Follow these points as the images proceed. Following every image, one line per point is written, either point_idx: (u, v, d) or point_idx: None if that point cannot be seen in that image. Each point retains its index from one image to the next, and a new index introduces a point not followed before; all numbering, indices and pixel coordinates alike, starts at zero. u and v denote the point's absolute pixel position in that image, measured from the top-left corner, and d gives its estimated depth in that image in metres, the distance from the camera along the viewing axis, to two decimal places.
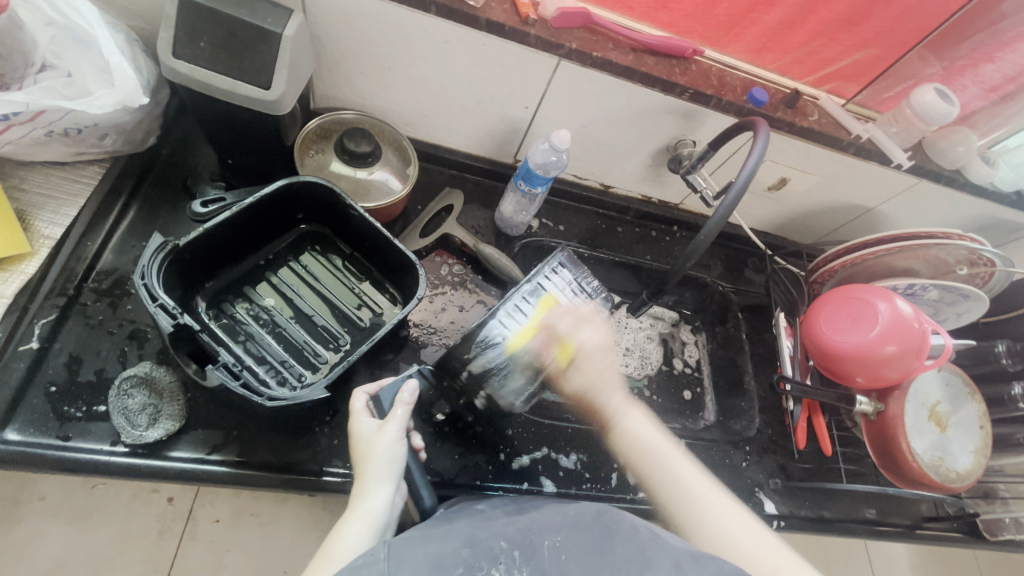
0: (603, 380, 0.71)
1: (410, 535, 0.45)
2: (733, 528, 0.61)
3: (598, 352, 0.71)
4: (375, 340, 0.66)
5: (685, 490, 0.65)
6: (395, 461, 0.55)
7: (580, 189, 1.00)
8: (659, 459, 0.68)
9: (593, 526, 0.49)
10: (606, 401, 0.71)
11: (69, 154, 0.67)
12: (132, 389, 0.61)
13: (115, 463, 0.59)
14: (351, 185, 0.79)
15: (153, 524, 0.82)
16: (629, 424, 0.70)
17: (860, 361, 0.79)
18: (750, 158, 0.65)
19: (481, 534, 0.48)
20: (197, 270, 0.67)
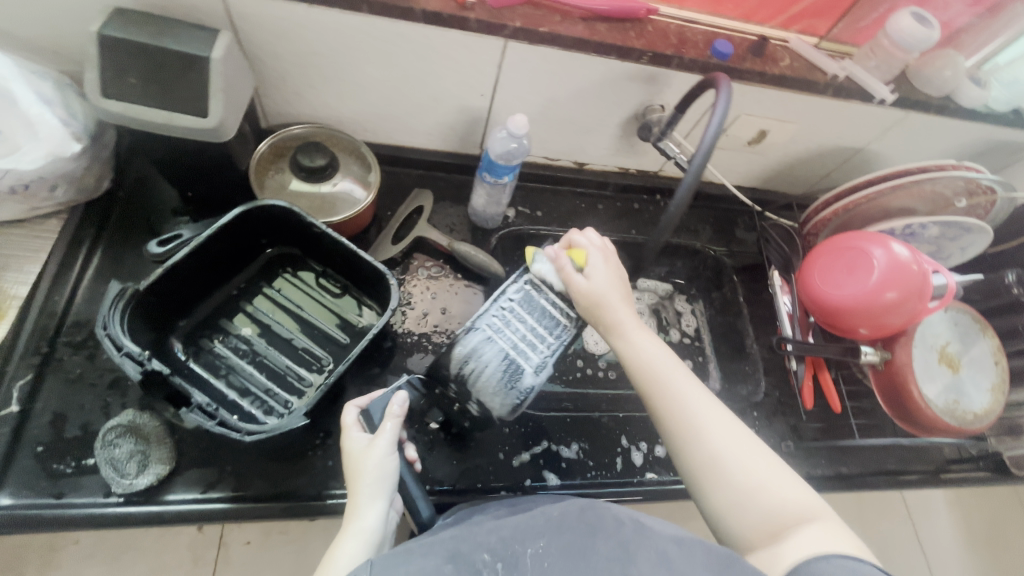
0: (613, 292, 0.64)
1: (393, 554, 0.43)
2: (733, 448, 0.54)
3: (614, 264, 0.66)
4: (352, 359, 0.65)
5: (688, 421, 0.56)
6: (387, 477, 0.52)
7: (554, 170, 0.96)
8: (653, 359, 0.60)
9: (579, 526, 0.49)
10: (612, 314, 0.63)
11: (24, 210, 0.66)
12: (117, 439, 0.61)
13: (110, 515, 0.59)
14: (314, 203, 0.77)
15: (187, 553, 0.84)
16: (634, 338, 0.61)
17: (863, 312, 0.75)
18: (715, 117, 0.60)
19: (463, 547, 0.46)
20: (166, 311, 0.66)
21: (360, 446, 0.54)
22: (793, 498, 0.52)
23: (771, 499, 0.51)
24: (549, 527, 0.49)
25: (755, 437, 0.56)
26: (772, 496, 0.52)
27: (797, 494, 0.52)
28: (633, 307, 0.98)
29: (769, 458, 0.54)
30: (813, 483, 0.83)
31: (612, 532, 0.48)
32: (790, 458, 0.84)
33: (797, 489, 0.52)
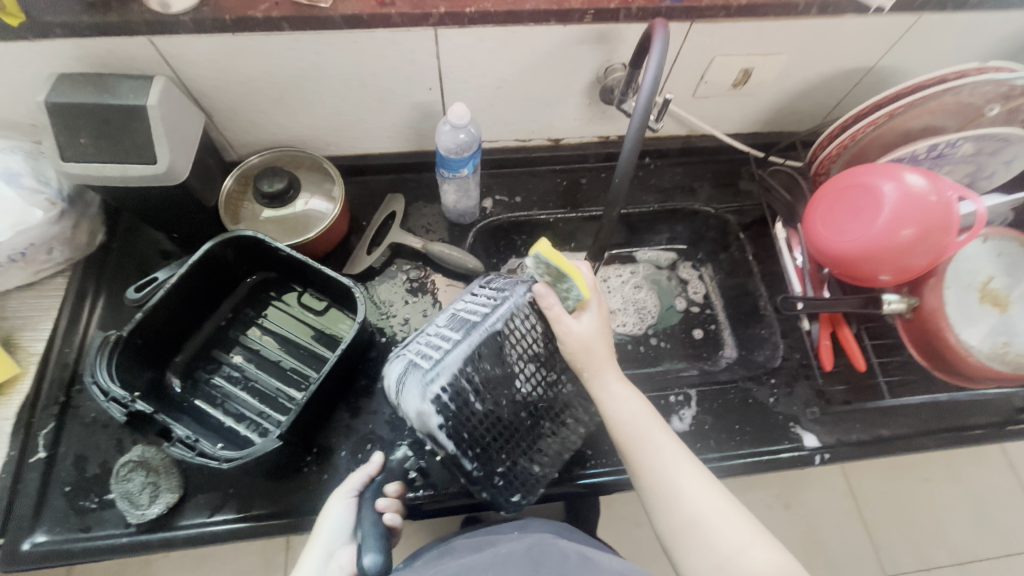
0: (601, 347, 0.61)
1: None
2: (712, 512, 0.54)
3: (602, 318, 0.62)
4: (324, 376, 0.65)
5: (664, 477, 0.57)
6: (329, 526, 0.58)
7: (527, 151, 0.92)
8: (643, 428, 0.59)
9: (523, 563, 0.48)
10: (599, 363, 0.61)
11: (30, 275, 0.73)
12: (130, 473, 0.66)
13: (132, 543, 0.64)
14: (285, 225, 0.78)
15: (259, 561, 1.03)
16: (618, 405, 0.60)
17: (874, 258, 0.66)
18: (648, 72, 0.54)
19: None
20: (158, 351, 0.70)
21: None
22: (767, 564, 0.52)
23: (745, 564, 0.52)
24: (493, 566, 0.48)
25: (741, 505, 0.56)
26: (745, 559, 0.52)
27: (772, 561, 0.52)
28: (628, 284, 0.95)
29: (742, 526, 0.54)
30: (845, 451, 0.75)
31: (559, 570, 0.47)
32: (817, 425, 0.76)
33: (774, 553, 0.53)
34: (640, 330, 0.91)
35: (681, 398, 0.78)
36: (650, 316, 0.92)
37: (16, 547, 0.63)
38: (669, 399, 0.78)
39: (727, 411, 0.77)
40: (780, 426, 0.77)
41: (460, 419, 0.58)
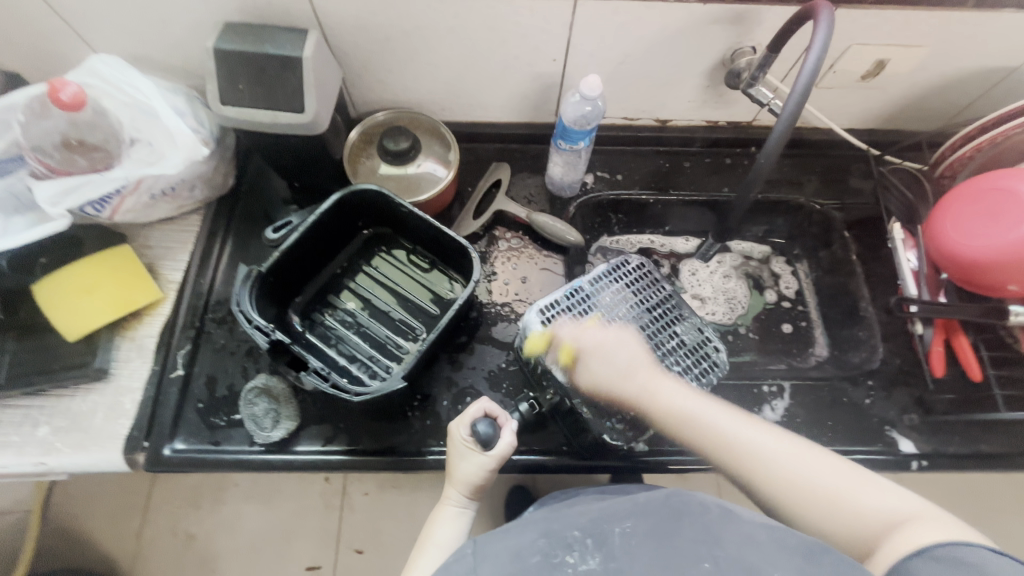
0: (619, 369, 0.61)
1: (496, 534, 0.52)
2: (803, 466, 0.51)
3: (610, 340, 0.62)
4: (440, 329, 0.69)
5: (742, 450, 0.53)
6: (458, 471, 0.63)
7: (633, 130, 0.92)
8: (707, 415, 0.56)
9: (661, 510, 0.49)
10: (625, 388, 0.60)
11: (173, 209, 0.79)
12: (255, 399, 0.72)
13: (255, 460, 0.70)
14: (401, 183, 0.82)
15: (320, 500, 1.12)
16: (668, 399, 0.58)
17: (1008, 266, 0.64)
18: (805, 67, 0.54)
19: (556, 526, 0.50)
20: (284, 290, 0.76)
21: (462, 456, 0.62)
22: (883, 501, 0.48)
23: (860, 503, 0.48)
24: (634, 512, 0.50)
25: (823, 446, 0.54)
26: (857, 503, 0.48)
27: (886, 494, 0.49)
28: (718, 272, 0.94)
29: (837, 468, 0.51)
30: (943, 461, 0.73)
31: (697, 517, 0.47)
32: (914, 432, 0.75)
33: (880, 490, 0.49)
34: (729, 320, 0.91)
35: (774, 389, 0.79)
36: (739, 307, 0.91)
37: (157, 451, 0.70)
38: (762, 388, 0.79)
39: (818, 408, 0.77)
40: (874, 428, 0.76)
41: None
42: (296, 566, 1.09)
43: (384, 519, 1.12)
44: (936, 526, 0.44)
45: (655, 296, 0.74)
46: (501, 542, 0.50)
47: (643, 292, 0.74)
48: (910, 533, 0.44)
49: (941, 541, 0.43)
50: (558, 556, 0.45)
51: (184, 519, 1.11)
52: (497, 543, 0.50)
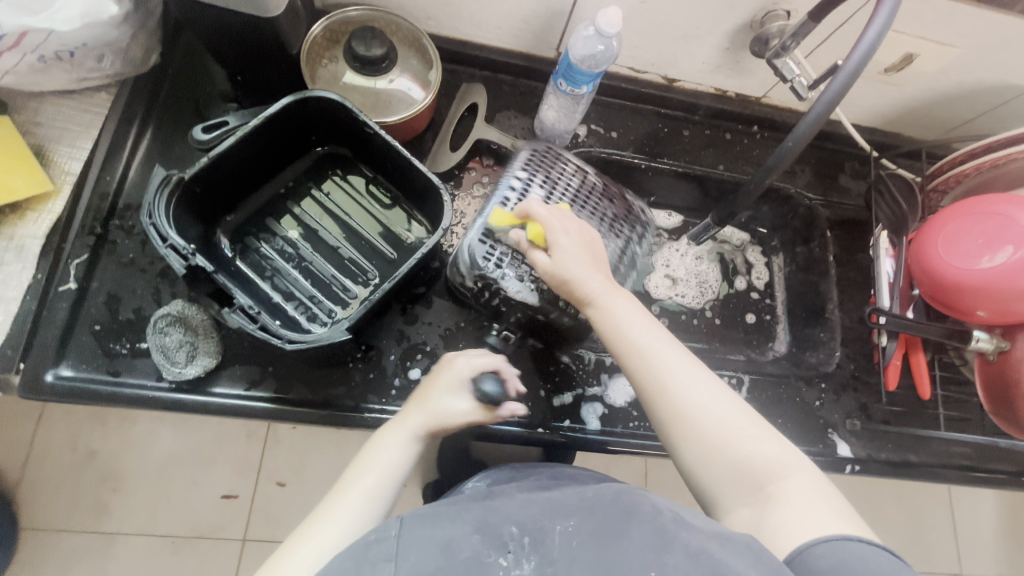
0: (579, 266, 0.56)
1: (424, 513, 0.47)
2: (709, 401, 0.50)
3: (581, 240, 0.58)
4: (397, 279, 0.60)
5: (665, 384, 0.51)
6: (430, 410, 0.57)
7: (638, 85, 0.83)
8: (631, 323, 0.54)
9: (611, 510, 0.45)
10: (582, 286, 0.55)
11: (73, 81, 0.63)
12: (167, 327, 0.61)
13: (161, 398, 0.60)
14: (368, 98, 0.70)
15: (240, 430, 1.03)
16: (610, 306, 0.55)
17: (987, 292, 0.63)
18: (862, 44, 0.50)
19: (492, 518, 0.46)
20: (212, 204, 0.64)
21: (444, 390, 0.58)
22: (768, 457, 0.48)
23: (743, 454, 0.48)
24: (581, 506, 0.46)
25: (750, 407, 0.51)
26: (738, 450, 0.48)
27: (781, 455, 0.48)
28: (692, 251, 0.90)
29: (740, 411, 0.50)
30: (874, 467, 0.76)
31: (648, 520, 0.44)
32: (853, 437, 0.77)
33: (779, 448, 0.49)
34: (698, 304, 0.88)
35: (733, 380, 0.78)
36: (709, 291, 0.89)
37: (37, 376, 0.58)
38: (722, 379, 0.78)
39: (772, 403, 0.77)
40: (818, 429, 0.77)
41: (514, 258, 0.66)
42: (207, 494, 1.01)
43: (308, 455, 1.04)
44: (806, 495, 0.46)
45: (570, 182, 0.73)
46: (430, 526, 0.45)
47: (554, 181, 0.72)
48: (791, 499, 0.45)
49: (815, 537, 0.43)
50: (491, 557, 0.43)
51: (83, 434, 0.99)
52: (426, 526, 0.45)
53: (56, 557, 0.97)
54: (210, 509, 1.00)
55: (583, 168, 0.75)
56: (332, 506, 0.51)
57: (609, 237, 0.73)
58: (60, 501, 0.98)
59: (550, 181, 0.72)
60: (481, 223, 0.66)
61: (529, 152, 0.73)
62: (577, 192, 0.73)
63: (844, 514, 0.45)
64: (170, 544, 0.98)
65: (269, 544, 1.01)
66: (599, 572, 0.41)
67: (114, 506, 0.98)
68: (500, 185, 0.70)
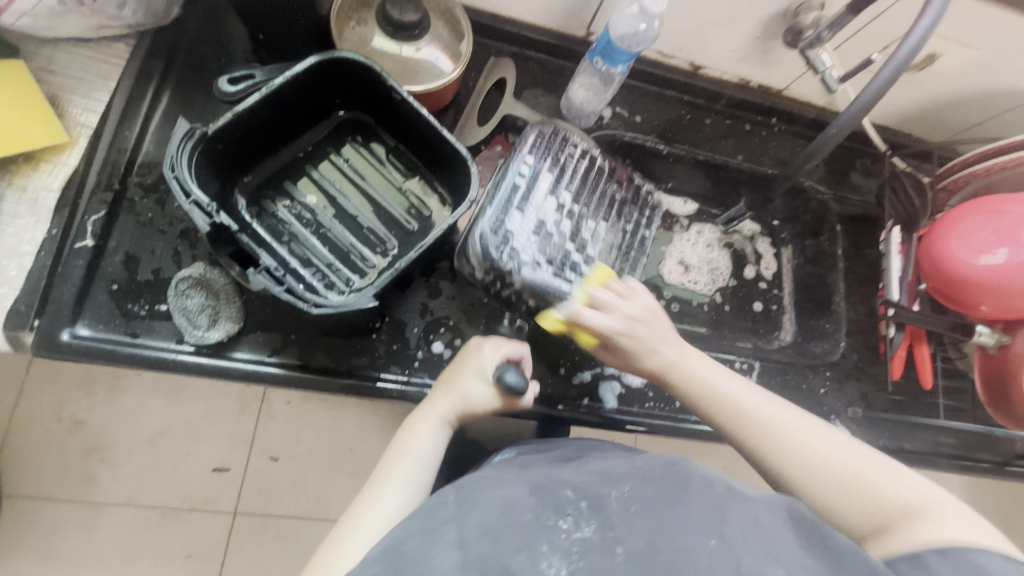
0: (656, 332, 0.59)
1: (481, 476, 0.51)
2: (816, 441, 0.52)
3: (646, 312, 0.59)
4: (422, 248, 0.58)
5: (766, 425, 0.54)
6: (456, 400, 0.58)
7: (664, 70, 0.83)
8: (709, 379, 0.58)
9: (664, 477, 0.49)
10: (659, 357, 0.59)
11: (91, 28, 0.60)
12: (189, 291, 0.60)
13: (182, 361, 0.59)
14: (396, 65, 0.69)
15: (235, 403, 1.01)
16: (689, 369, 0.58)
17: (995, 289, 0.66)
18: (914, 35, 0.51)
19: (549, 482, 0.49)
20: (231, 162, 0.62)
21: (468, 374, 0.59)
22: (900, 492, 0.47)
23: (881, 492, 0.48)
24: (632, 475, 0.50)
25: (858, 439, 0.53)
26: (878, 488, 0.48)
27: (914, 485, 0.48)
28: (704, 238, 0.91)
29: (860, 449, 0.51)
30: None
31: (699, 488, 0.47)
32: (854, 424, 0.80)
33: (910, 481, 0.48)
34: (708, 291, 0.89)
35: (745, 365, 0.80)
36: (720, 278, 0.91)
37: (53, 334, 0.56)
38: (734, 364, 0.80)
39: (779, 389, 0.79)
40: (821, 416, 0.79)
41: (530, 241, 0.64)
42: (202, 467, 0.99)
43: (305, 431, 1.03)
44: (950, 520, 0.44)
45: (577, 167, 0.70)
46: (490, 490, 0.48)
47: (560, 164, 0.69)
48: (932, 524, 0.44)
49: (960, 540, 0.42)
50: (551, 519, 0.44)
51: (72, 403, 0.96)
52: (487, 490, 0.48)
53: (42, 527, 0.94)
54: (204, 483, 0.99)
55: (590, 148, 0.72)
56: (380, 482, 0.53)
57: (615, 223, 0.73)
58: (49, 471, 0.95)
59: (557, 164, 0.69)
60: (493, 212, 0.63)
61: (536, 133, 0.68)
62: (581, 175, 0.71)
63: (982, 528, 0.43)
64: (158, 517, 0.97)
65: (263, 518, 1.00)
66: (658, 534, 0.43)
67: (102, 477, 0.96)
68: (509, 170, 0.65)
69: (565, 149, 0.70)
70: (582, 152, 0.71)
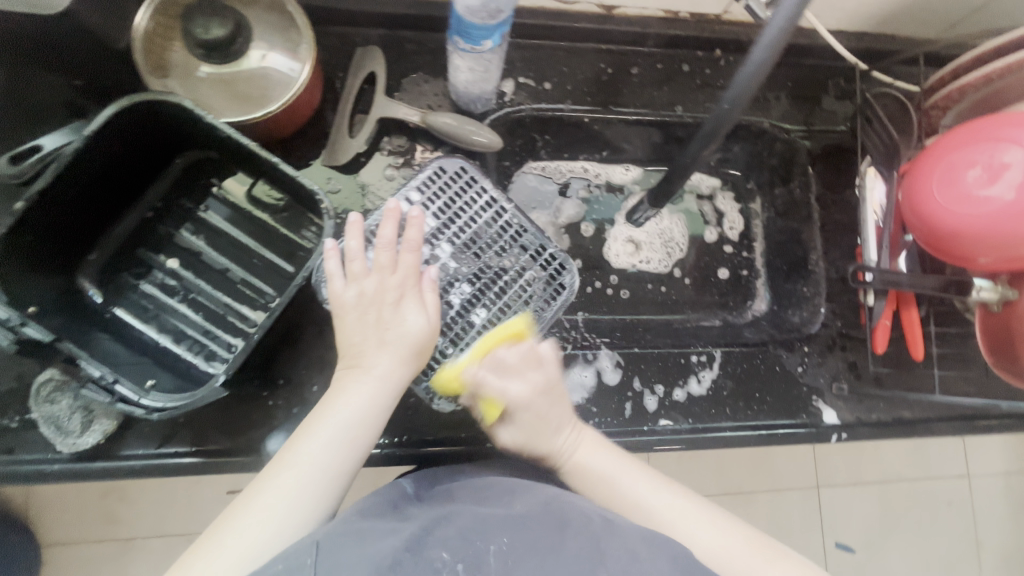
0: (549, 426, 0.52)
1: (345, 528, 0.38)
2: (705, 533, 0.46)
3: (532, 367, 0.51)
4: (275, 312, 0.51)
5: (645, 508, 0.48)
6: (333, 415, 0.44)
7: (569, 19, 0.69)
8: (606, 468, 0.51)
9: (547, 519, 0.42)
10: (551, 445, 0.52)
11: None
12: (54, 395, 0.55)
13: (62, 471, 0.55)
14: (234, 92, 0.58)
15: None
16: (582, 456, 0.52)
17: (993, 239, 0.53)
18: None
19: (425, 538, 0.39)
20: (62, 248, 0.55)
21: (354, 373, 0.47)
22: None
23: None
24: (509, 520, 0.42)
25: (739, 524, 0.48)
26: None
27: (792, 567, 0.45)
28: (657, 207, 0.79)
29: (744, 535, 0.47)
30: (863, 431, 0.69)
31: (581, 529, 0.41)
32: (840, 401, 0.70)
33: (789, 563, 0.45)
34: (665, 268, 0.78)
35: (703, 358, 0.70)
36: (677, 251, 0.78)
37: None
38: (690, 358, 0.70)
39: (749, 376, 0.70)
40: (801, 398, 0.70)
41: None
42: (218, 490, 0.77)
43: None
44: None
45: (475, 219, 0.61)
46: (353, 545, 0.37)
47: (456, 212, 0.61)
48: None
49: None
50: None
51: None
52: (348, 548, 0.36)
53: None
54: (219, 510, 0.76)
55: (498, 202, 0.61)
56: (325, 422, 0.44)
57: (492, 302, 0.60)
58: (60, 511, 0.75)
59: (446, 212, 0.60)
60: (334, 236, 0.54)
61: (436, 168, 0.61)
62: (475, 234, 0.61)
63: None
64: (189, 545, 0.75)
65: None
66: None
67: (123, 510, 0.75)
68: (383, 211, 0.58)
69: (474, 200, 0.61)
70: (491, 207, 0.61)
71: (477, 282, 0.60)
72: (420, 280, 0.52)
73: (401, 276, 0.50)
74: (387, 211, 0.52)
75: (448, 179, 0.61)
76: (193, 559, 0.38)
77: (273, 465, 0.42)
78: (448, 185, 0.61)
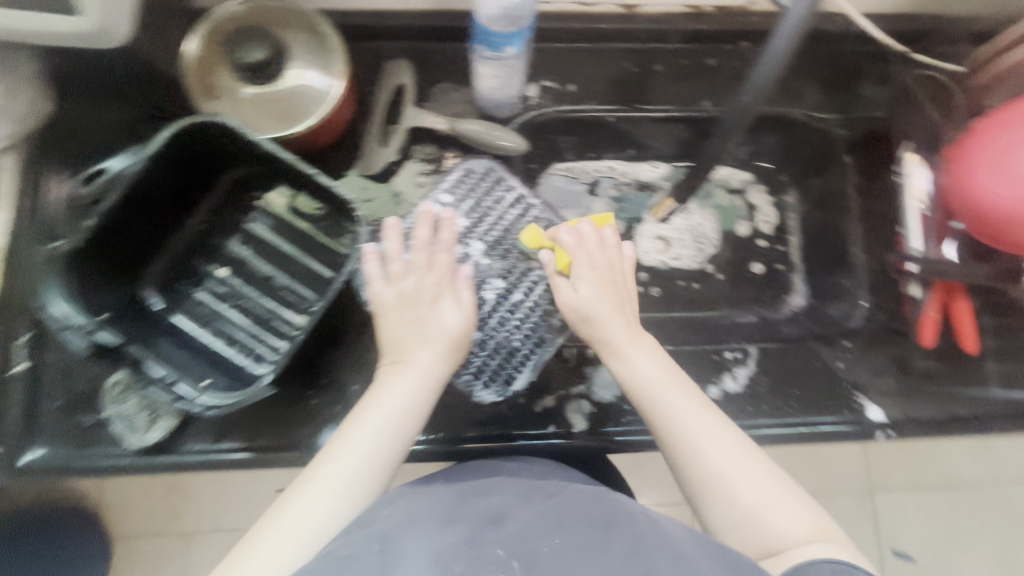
0: (602, 304, 0.53)
1: (399, 519, 0.40)
2: (731, 466, 0.45)
3: (595, 240, 0.56)
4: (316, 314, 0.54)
5: (683, 436, 0.47)
6: (377, 408, 0.47)
7: (591, 20, 0.70)
8: (654, 379, 0.50)
9: (592, 518, 0.42)
10: (601, 336, 0.52)
11: None
12: (122, 395, 0.60)
13: (131, 465, 0.60)
14: (273, 110, 0.62)
15: None
16: (632, 357, 0.51)
17: None
18: None
19: (477, 534, 0.40)
20: (128, 260, 0.60)
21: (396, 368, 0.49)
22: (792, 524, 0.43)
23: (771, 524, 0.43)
24: (553, 520, 0.42)
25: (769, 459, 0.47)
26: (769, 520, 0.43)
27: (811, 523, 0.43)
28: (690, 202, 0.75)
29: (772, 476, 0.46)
30: (913, 428, 0.66)
31: (626, 528, 0.41)
32: (887, 397, 0.67)
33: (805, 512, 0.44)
34: (696, 265, 0.74)
35: (737, 354, 0.69)
36: (711, 246, 0.75)
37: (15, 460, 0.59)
38: (723, 355, 0.69)
39: (787, 372, 0.68)
40: (843, 394, 0.68)
41: None
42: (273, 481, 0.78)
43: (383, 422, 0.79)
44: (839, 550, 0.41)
45: (503, 216, 0.63)
46: (414, 540, 0.38)
47: (486, 210, 0.63)
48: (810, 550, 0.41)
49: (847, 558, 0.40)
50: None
51: None
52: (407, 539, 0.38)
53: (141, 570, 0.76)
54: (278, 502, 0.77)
55: (526, 198, 0.63)
56: (372, 414, 0.46)
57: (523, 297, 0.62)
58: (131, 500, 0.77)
59: (475, 212, 0.63)
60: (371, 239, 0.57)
61: (465, 171, 0.64)
62: (504, 231, 0.63)
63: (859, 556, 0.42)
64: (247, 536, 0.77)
65: None
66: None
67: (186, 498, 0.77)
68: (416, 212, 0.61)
69: (501, 196, 0.63)
70: (520, 202, 0.63)
71: (508, 278, 0.62)
72: (456, 278, 0.55)
73: (436, 276, 0.53)
74: (421, 215, 0.56)
75: (476, 180, 0.64)
76: (252, 540, 0.41)
77: (324, 455, 0.45)
78: (476, 185, 0.64)
